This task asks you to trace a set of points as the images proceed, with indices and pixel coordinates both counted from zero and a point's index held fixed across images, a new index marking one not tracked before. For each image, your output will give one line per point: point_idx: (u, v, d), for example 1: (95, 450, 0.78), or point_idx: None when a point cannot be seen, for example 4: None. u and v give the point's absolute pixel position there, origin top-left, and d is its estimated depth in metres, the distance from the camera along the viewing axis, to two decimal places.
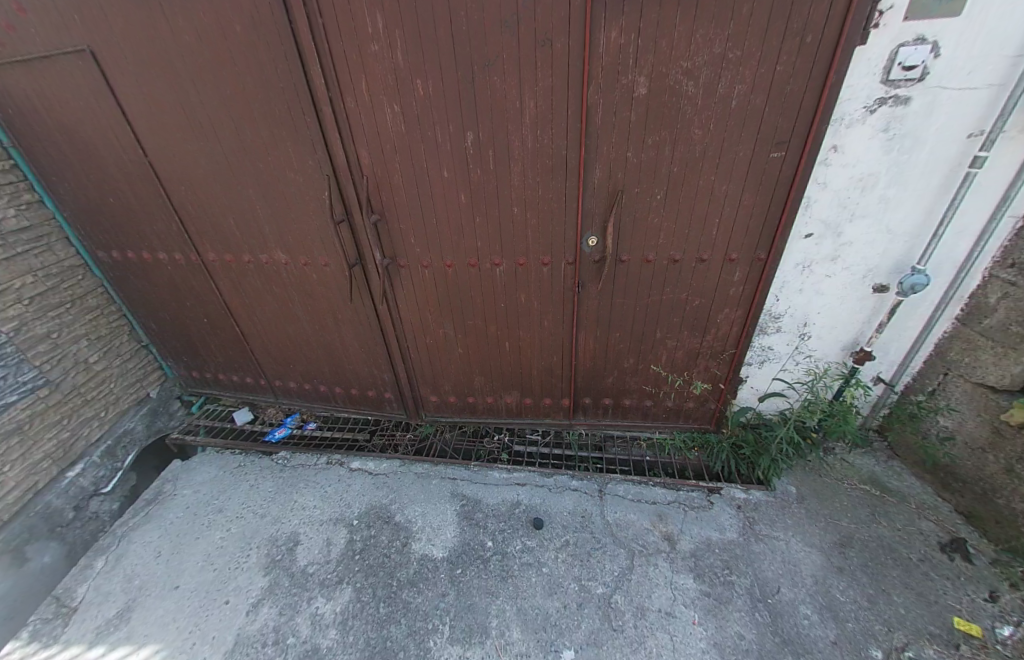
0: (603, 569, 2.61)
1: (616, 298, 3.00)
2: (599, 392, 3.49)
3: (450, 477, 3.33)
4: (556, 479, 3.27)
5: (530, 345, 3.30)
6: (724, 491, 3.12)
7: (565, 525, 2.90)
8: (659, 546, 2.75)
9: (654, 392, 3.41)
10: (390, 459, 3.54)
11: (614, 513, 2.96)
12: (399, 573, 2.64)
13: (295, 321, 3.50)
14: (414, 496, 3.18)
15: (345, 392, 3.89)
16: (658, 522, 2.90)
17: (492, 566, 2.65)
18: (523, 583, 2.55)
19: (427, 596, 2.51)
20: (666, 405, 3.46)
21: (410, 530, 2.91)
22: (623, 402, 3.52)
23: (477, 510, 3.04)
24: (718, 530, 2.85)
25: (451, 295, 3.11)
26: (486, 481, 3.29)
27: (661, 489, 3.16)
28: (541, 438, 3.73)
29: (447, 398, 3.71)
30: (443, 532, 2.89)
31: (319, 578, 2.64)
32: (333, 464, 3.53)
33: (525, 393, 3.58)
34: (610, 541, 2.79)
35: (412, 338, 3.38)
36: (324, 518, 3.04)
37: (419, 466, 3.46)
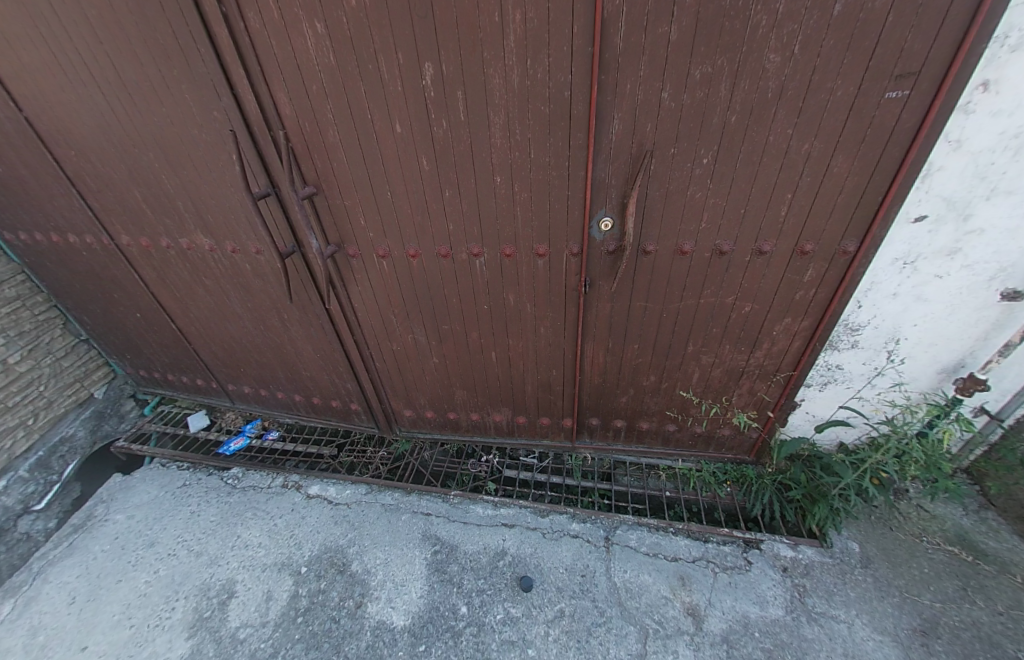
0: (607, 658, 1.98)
1: (635, 302, 2.25)
2: (610, 413, 2.79)
3: (423, 513, 2.76)
4: (552, 520, 2.65)
5: (522, 357, 2.61)
6: (765, 545, 2.42)
7: (559, 588, 2.28)
8: (680, 625, 2.09)
9: (678, 417, 2.70)
10: (355, 484, 3.00)
11: (623, 574, 2.32)
12: (345, 648, 2.09)
13: (236, 319, 2.90)
14: (377, 537, 2.62)
15: (307, 400, 3.32)
16: (679, 588, 2.24)
17: (464, 645, 2.08)
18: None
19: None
20: (691, 432, 2.76)
21: (367, 584, 2.37)
22: (637, 427, 2.82)
23: (452, 561, 2.46)
24: (759, 604, 2.16)
25: (420, 293, 2.40)
26: (466, 519, 2.70)
27: (683, 539, 2.48)
28: (537, 463, 3.10)
29: (424, 413, 3.10)
30: (407, 590, 2.33)
31: (249, 649, 2.13)
32: (289, 488, 3.03)
33: (517, 411, 2.93)
34: (615, 614, 2.15)
35: (377, 343, 2.72)
36: (267, 562, 2.53)
37: (388, 495, 2.90)
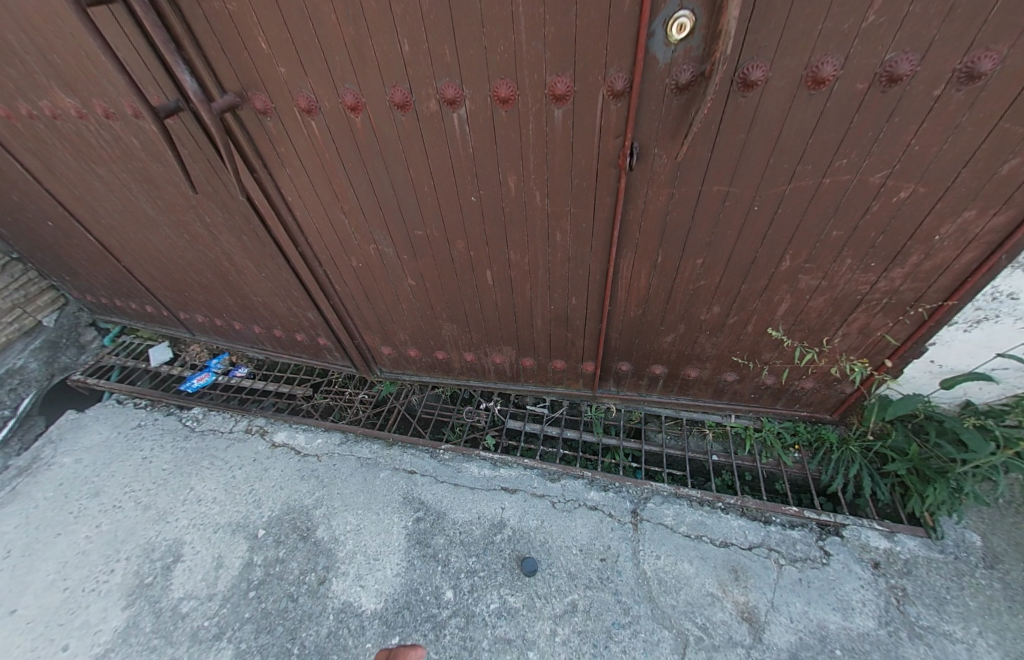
0: None
1: (708, 185, 1.37)
2: (646, 357, 2.08)
3: (405, 470, 2.23)
4: (564, 486, 2.09)
5: (528, 277, 1.83)
6: (849, 532, 1.82)
7: (571, 573, 1.78)
8: (732, 634, 1.56)
9: (742, 364, 1.97)
10: (328, 433, 2.49)
11: (655, 560, 1.78)
12: (301, 634, 1.70)
13: (156, 227, 2.23)
14: (348, 498, 2.13)
15: (269, 334, 2.73)
16: (732, 584, 1.69)
17: (446, 641, 1.63)
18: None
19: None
20: (756, 383, 2.05)
21: (332, 556, 1.91)
22: (682, 375, 2.12)
23: (437, 533, 1.95)
24: (841, 612, 1.60)
25: (373, 177, 1.59)
26: (457, 480, 2.17)
27: (737, 519, 1.89)
28: (549, 413, 2.50)
29: (406, 352, 2.46)
30: (380, 566, 1.86)
31: (191, 626, 1.78)
32: (252, 433, 2.56)
33: (523, 352, 2.25)
34: (645, 613, 1.64)
35: (330, 258, 1.99)
36: (220, 522, 2.13)
37: (366, 447, 2.37)
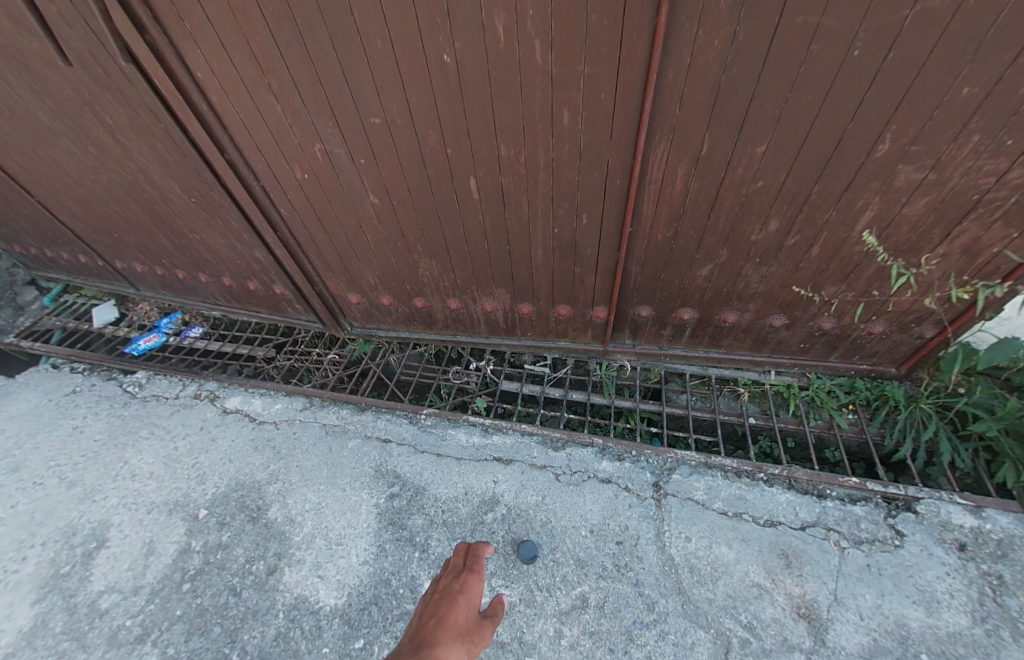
0: None
1: (790, 16, 0.85)
2: (672, 300, 1.65)
3: (379, 438, 1.85)
4: (569, 455, 1.72)
5: (524, 188, 1.37)
6: (924, 507, 1.46)
7: (579, 559, 1.43)
8: (787, 636, 1.22)
9: (794, 305, 1.56)
10: (289, 397, 2.10)
11: (684, 544, 1.43)
12: (242, 637, 1.35)
13: (57, 141, 1.78)
14: (308, 472, 1.75)
15: (220, 285, 2.33)
16: (782, 572, 1.34)
17: None
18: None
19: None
20: (807, 329, 1.65)
21: (286, 541, 1.55)
22: (715, 322, 1.71)
23: (415, 513, 1.59)
24: (924, 606, 1.25)
25: (302, 28, 1.09)
26: (440, 449, 1.79)
27: (784, 493, 1.53)
28: (551, 374, 2.11)
29: (378, 302, 2.01)
30: (343, 552, 1.50)
31: (111, 627, 1.44)
32: (201, 399, 2.17)
33: (520, 298, 1.81)
34: (673, 608, 1.30)
35: (269, 170, 1.54)
36: (156, 500, 1.77)
37: (332, 413, 1.99)
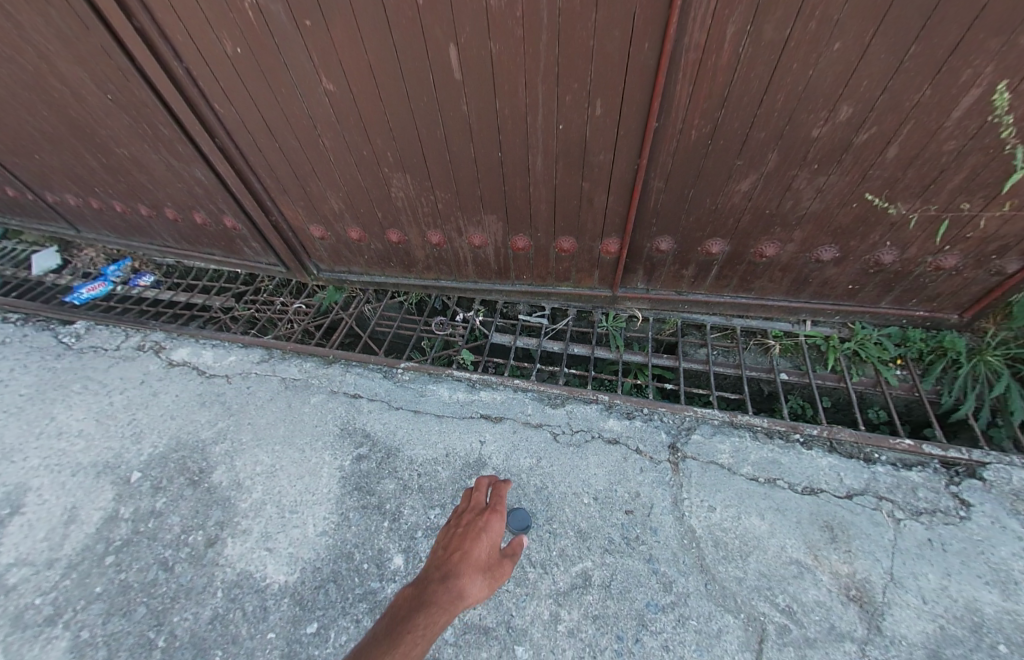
0: None
1: None
2: (699, 228, 1.36)
3: (347, 393, 1.58)
4: (570, 413, 1.47)
5: (522, 64, 1.00)
6: (993, 474, 1.21)
7: (580, 531, 1.19)
8: (835, 623, 1.00)
9: (847, 231, 1.28)
10: (245, 348, 1.81)
11: (706, 514, 1.19)
12: (171, 619, 1.11)
13: None
14: (261, 431, 1.48)
15: (166, 220, 2.02)
16: (826, 547, 1.11)
17: None
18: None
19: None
20: (859, 264, 1.38)
21: (230, 508, 1.30)
22: (750, 257, 1.43)
23: (385, 476, 1.33)
24: (1001, 588, 1.02)
25: None
26: (418, 405, 1.53)
27: (826, 457, 1.29)
28: (549, 326, 1.82)
29: (347, 237, 1.70)
30: (297, 521, 1.25)
31: (15, 605, 1.19)
32: (144, 351, 1.89)
33: (514, 228, 1.48)
34: (694, 589, 1.07)
35: (191, 41, 1.17)
36: (83, 461, 1.50)
37: (294, 365, 1.71)
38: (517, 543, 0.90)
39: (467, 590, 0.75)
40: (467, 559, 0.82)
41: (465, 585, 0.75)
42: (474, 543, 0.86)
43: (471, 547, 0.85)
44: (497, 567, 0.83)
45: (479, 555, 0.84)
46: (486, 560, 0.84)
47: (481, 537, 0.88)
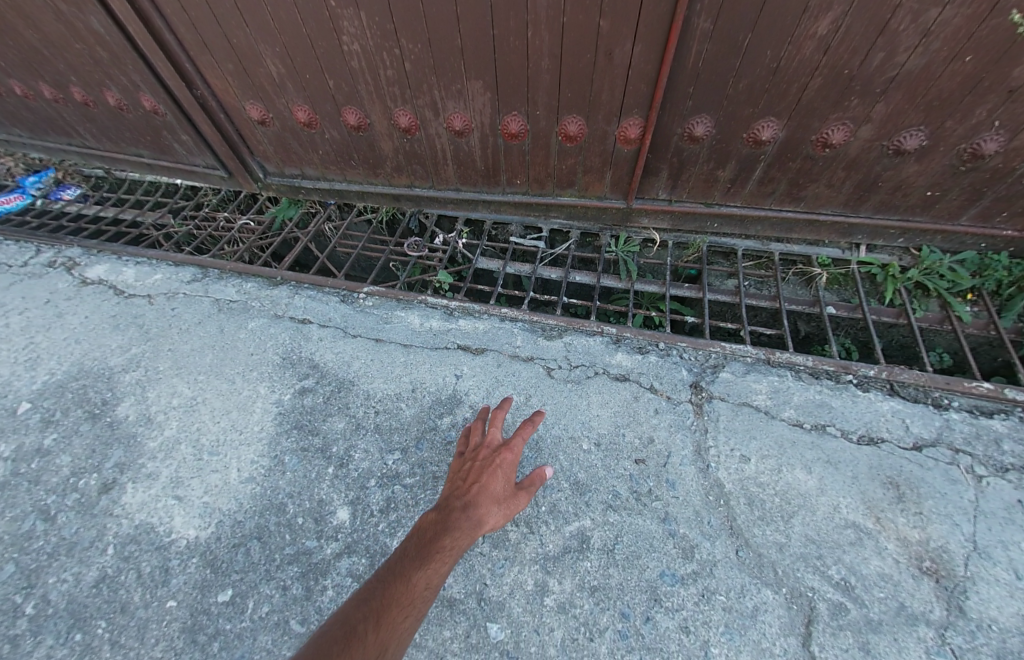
0: None
1: None
2: (748, 102, 1.03)
3: (294, 318, 1.28)
4: (569, 345, 1.18)
5: None
6: None
7: (577, 483, 0.93)
8: (904, 602, 0.77)
9: (946, 106, 0.96)
10: (176, 267, 1.49)
11: (737, 466, 0.94)
12: (44, 582, 0.86)
13: None
14: (183, 358, 1.19)
15: (76, 104, 1.65)
16: (889, 507, 0.87)
17: (319, 604, 0.79)
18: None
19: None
20: (946, 158, 1.07)
21: (135, 447, 1.02)
22: (809, 148, 1.11)
23: (334, 413, 1.06)
24: None
25: None
26: (381, 333, 1.23)
27: (886, 401, 1.03)
28: (546, 250, 1.51)
29: (292, 120, 1.36)
30: (217, 464, 0.98)
31: None
32: (54, 269, 1.56)
33: (506, 103, 1.14)
34: (722, 556, 0.82)
35: None
36: None
37: (232, 285, 1.40)
38: (538, 476, 0.82)
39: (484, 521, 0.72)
40: (485, 493, 0.74)
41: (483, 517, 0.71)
42: (492, 475, 0.78)
43: (489, 479, 0.77)
44: (514, 500, 0.77)
45: (497, 488, 0.76)
46: (502, 493, 0.77)
47: (499, 467, 0.80)
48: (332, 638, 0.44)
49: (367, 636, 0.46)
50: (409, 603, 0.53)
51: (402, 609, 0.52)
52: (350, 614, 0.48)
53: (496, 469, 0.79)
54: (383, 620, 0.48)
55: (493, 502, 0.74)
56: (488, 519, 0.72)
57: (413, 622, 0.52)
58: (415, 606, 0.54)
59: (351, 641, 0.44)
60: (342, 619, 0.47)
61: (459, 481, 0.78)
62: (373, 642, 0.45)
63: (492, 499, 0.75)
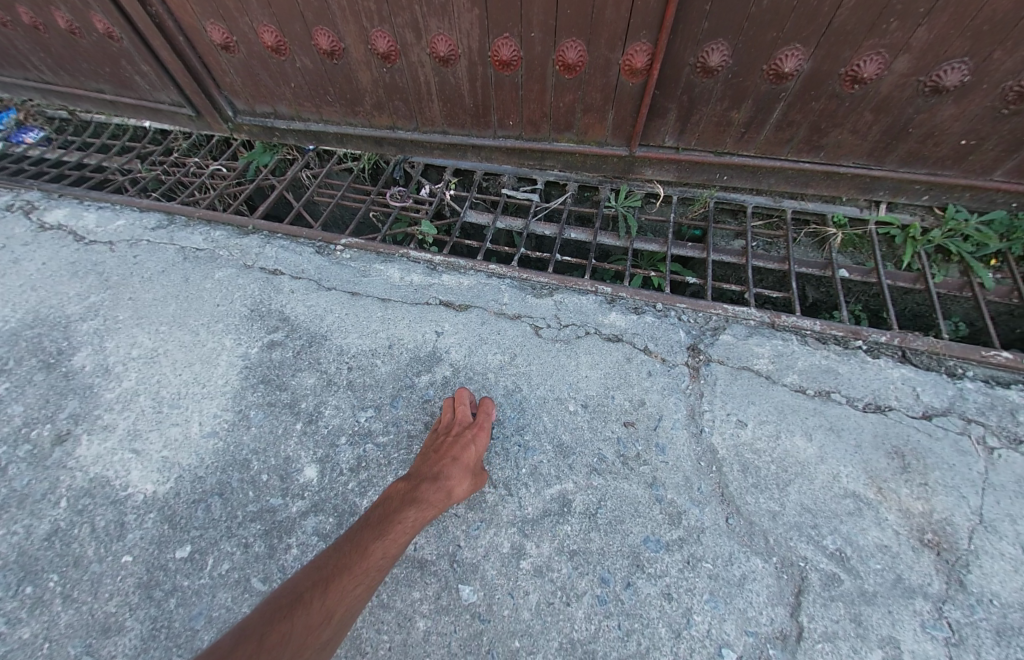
0: (689, 646, 0.65)
1: None
2: (771, 24, 0.90)
3: (264, 269, 1.19)
4: (560, 303, 1.10)
5: None
6: None
7: (561, 446, 0.87)
8: (902, 574, 0.72)
9: (999, 37, 0.83)
10: (140, 212, 1.38)
11: (733, 432, 0.88)
12: None
13: None
14: (144, 308, 1.11)
15: (26, 29, 1.49)
16: (892, 476, 0.82)
17: (281, 562, 0.75)
18: (365, 650, 0.68)
19: (7, 654, 0.68)
20: (987, 98, 0.95)
21: (92, 398, 0.96)
22: (836, 83, 0.99)
23: (305, 368, 0.99)
24: None
25: None
26: (357, 287, 1.14)
27: (896, 369, 0.96)
28: (540, 204, 1.39)
29: (258, 44, 1.23)
30: (179, 418, 0.92)
31: None
32: (10, 213, 1.45)
33: (496, 22, 1.01)
34: (711, 524, 0.77)
35: None
36: None
37: (199, 232, 1.29)
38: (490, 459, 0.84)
39: (454, 491, 0.71)
40: (457, 464, 0.72)
41: (453, 487, 0.70)
42: (463, 446, 0.75)
43: (461, 449, 0.75)
44: (477, 478, 0.77)
45: (470, 459, 0.74)
46: (474, 465, 0.76)
47: (472, 440, 0.77)
48: (274, 608, 0.46)
49: (310, 606, 0.46)
50: (363, 571, 0.54)
51: (354, 578, 0.52)
52: (298, 585, 0.50)
53: (469, 443, 0.76)
54: (331, 588, 0.50)
55: (465, 472, 0.73)
56: (458, 489, 0.71)
57: (364, 591, 0.53)
58: (369, 574, 0.55)
59: (290, 614, 0.45)
60: (289, 589, 0.49)
61: (430, 453, 0.76)
62: (318, 611, 0.47)
63: (464, 468, 0.73)
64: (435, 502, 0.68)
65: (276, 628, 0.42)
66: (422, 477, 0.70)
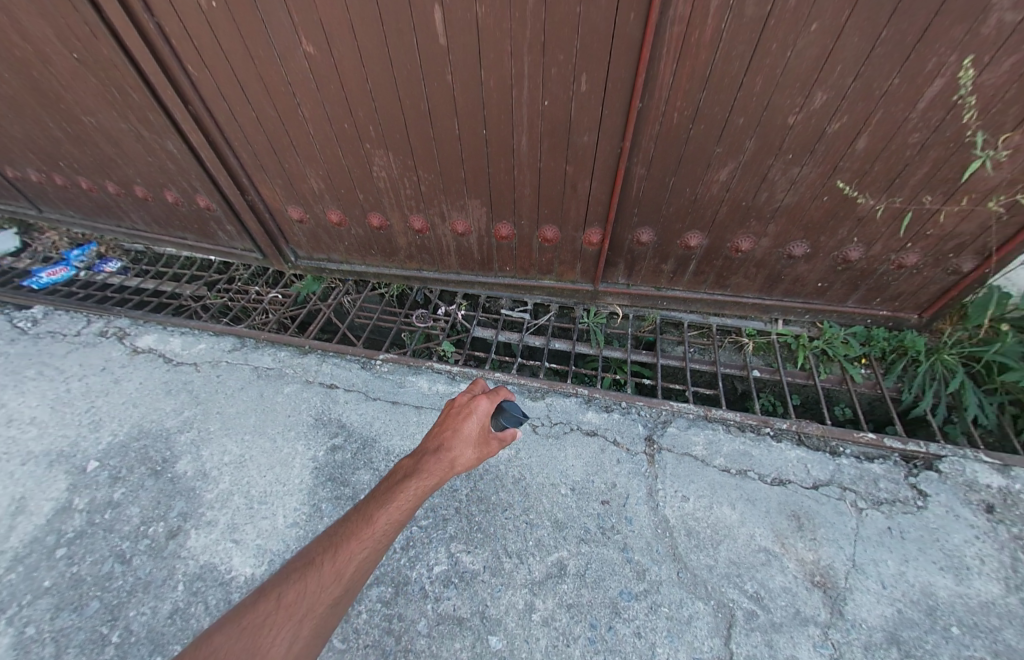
0: None
1: None
2: (678, 221, 1.41)
3: (323, 384, 1.54)
4: (550, 405, 1.47)
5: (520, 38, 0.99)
6: (947, 466, 1.27)
7: (557, 521, 1.19)
8: (800, 608, 1.03)
9: (818, 229, 1.35)
10: (216, 337, 1.75)
11: (680, 505, 1.21)
12: (126, 614, 1.05)
13: None
14: (230, 420, 1.43)
15: (135, 198, 1.97)
16: (792, 534, 1.15)
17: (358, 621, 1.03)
18: None
19: None
20: (823, 261, 1.45)
21: (196, 499, 1.24)
22: (727, 252, 1.49)
23: (361, 467, 1.30)
24: (951, 573, 1.07)
25: None
26: (395, 397, 1.50)
27: (794, 450, 1.34)
28: (531, 322, 1.82)
29: (325, 219, 1.71)
30: (267, 511, 1.21)
31: None
32: (106, 338, 1.80)
33: (498, 215, 1.51)
34: (667, 577, 1.08)
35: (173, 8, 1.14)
36: (38, 450, 1.40)
37: (268, 353, 1.66)
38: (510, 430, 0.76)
39: (458, 461, 0.70)
40: (457, 436, 0.71)
41: (454, 457, 0.69)
42: (462, 418, 0.73)
43: (461, 421, 0.73)
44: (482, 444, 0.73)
45: (467, 430, 0.72)
46: (476, 434, 0.73)
47: (472, 410, 0.74)
48: (292, 571, 0.50)
49: (322, 568, 0.50)
50: (368, 535, 0.55)
51: (360, 542, 0.53)
52: (314, 548, 0.53)
53: (470, 415, 0.74)
54: (340, 551, 0.52)
55: (467, 443, 0.71)
56: (459, 459, 0.69)
57: (373, 555, 0.53)
58: (375, 539, 0.55)
59: (304, 577, 0.49)
60: (304, 553, 0.52)
61: (433, 425, 0.74)
62: (327, 572, 0.49)
63: (465, 440, 0.71)
64: (437, 471, 0.66)
65: (293, 586, 0.48)
66: (423, 450, 0.68)
